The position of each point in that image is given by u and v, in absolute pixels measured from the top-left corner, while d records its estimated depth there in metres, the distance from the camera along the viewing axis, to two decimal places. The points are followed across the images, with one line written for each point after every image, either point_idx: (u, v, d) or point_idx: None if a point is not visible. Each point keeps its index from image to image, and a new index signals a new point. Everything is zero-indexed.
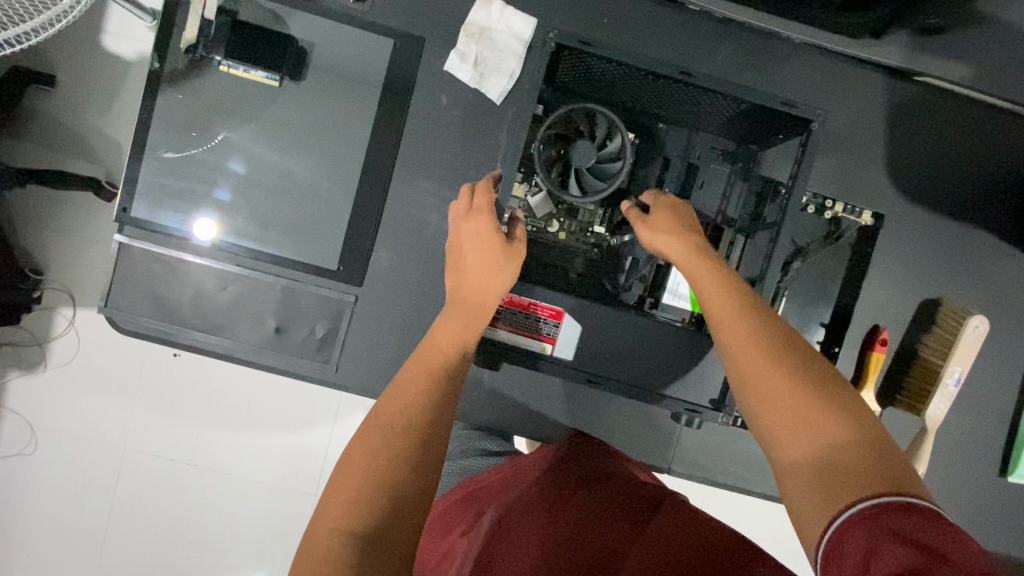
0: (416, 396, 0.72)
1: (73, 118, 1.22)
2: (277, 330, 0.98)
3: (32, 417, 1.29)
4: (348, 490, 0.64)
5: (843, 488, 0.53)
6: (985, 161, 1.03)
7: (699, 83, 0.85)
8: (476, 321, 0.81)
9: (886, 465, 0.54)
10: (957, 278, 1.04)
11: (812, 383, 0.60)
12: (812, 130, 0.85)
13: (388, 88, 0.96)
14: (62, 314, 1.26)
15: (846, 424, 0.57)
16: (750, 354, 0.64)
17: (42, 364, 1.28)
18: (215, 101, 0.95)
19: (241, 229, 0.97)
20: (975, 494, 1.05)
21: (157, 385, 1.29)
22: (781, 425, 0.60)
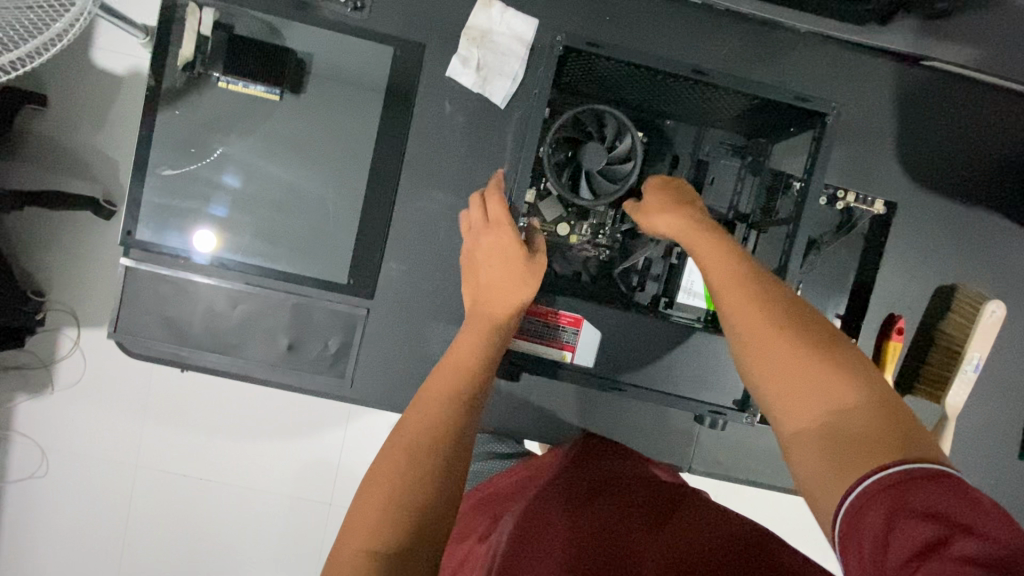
0: (438, 410, 0.71)
1: (70, 137, 1.20)
2: (290, 347, 0.97)
3: (44, 440, 1.28)
4: (370, 511, 0.63)
5: (858, 462, 0.47)
6: (997, 145, 1.02)
7: (712, 81, 0.83)
8: (494, 330, 0.80)
9: (906, 434, 0.48)
10: (972, 263, 1.04)
11: (818, 343, 0.54)
12: (827, 124, 0.84)
13: (390, 97, 0.95)
14: (68, 334, 1.25)
15: (861, 389, 0.51)
16: (748, 314, 0.58)
17: (51, 386, 1.27)
18: (215, 119, 0.93)
19: (248, 246, 0.95)
20: (997, 479, 1.05)
21: (168, 404, 1.28)
22: (785, 393, 0.53)
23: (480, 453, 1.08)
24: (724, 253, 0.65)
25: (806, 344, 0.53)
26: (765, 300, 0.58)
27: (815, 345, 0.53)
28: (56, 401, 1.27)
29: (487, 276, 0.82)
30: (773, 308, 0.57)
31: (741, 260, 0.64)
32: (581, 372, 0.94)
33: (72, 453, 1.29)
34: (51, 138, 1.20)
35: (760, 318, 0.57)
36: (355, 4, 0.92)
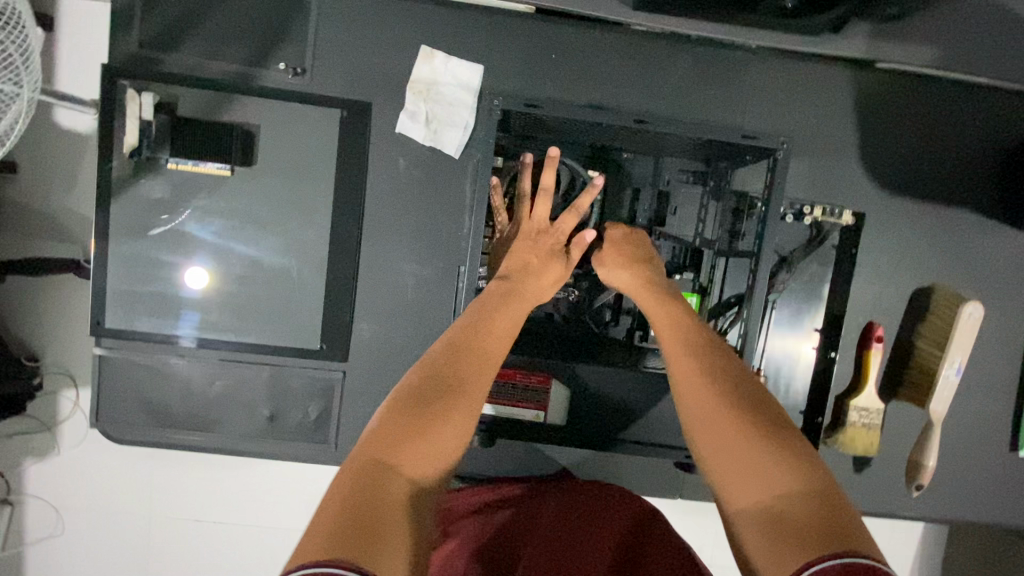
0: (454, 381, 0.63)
1: (35, 201, 1.09)
2: (271, 417, 0.98)
3: (55, 499, 1.18)
4: (375, 447, 0.56)
5: (794, 546, 0.49)
6: (965, 139, 1.00)
7: (655, 130, 0.85)
8: (510, 311, 0.74)
9: (841, 522, 0.50)
10: (948, 262, 1.02)
11: (759, 427, 0.58)
12: (778, 157, 0.85)
13: (342, 159, 0.94)
14: (68, 396, 1.14)
15: (800, 475, 0.54)
16: (696, 396, 0.62)
17: (56, 450, 1.16)
18: (170, 199, 0.93)
19: (218, 322, 0.95)
20: (987, 475, 1.05)
21: (173, 468, 1.18)
22: (729, 475, 0.57)
23: None
24: (676, 329, 0.71)
25: (747, 427, 0.58)
26: (712, 380, 0.63)
27: (756, 429, 0.58)
28: (64, 463, 1.17)
29: (514, 263, 0.81)
30: (720, 389, 0.62)
31: (693, 334, 0.69)
32: (554, 431, 0.93)
33: (86, 513, 1.19)
34: (14, 205, 1.09)
35: (707, 398, 0.62)
36: (297, 69, 0.92)
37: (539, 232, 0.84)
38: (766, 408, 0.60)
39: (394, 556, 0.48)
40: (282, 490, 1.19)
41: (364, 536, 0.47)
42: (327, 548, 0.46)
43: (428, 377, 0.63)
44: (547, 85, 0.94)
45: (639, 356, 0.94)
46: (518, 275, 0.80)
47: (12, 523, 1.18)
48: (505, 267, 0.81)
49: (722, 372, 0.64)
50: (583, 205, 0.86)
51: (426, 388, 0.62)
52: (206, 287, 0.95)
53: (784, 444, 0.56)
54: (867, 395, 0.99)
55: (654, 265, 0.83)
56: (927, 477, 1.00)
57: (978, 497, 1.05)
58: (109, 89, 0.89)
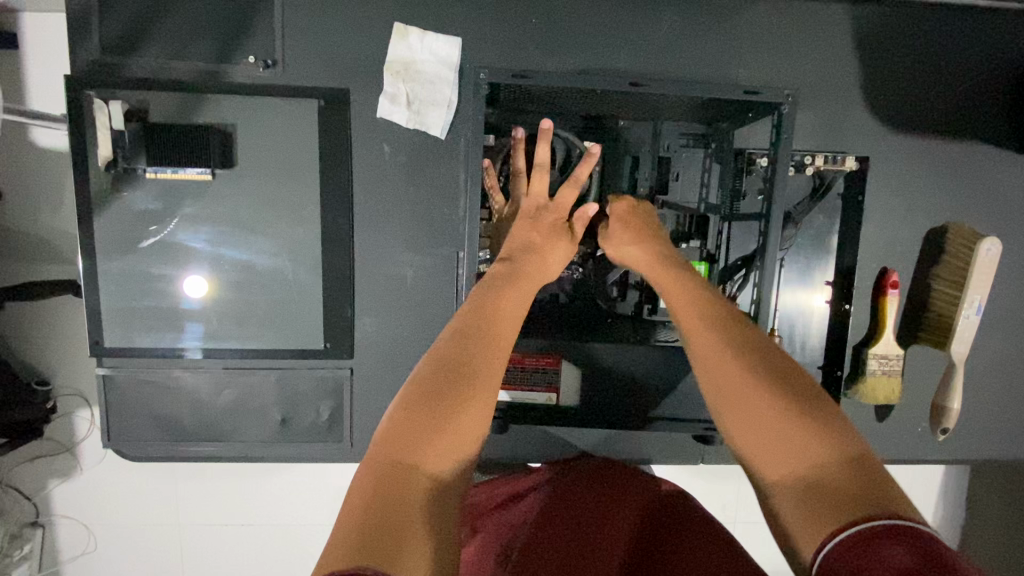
0: (469, 367, 0.61)
1: (20, 223, 1.06)
2: (283, 421, 0.96)
3: (84, 517, 1.18)
4: (389, 446, 0.54)
5: (832, 512, 0.47)
6: (972, 68, 0.95)
7: (652, 91, 0.80)
8: (520, 293, 0.72)
9: (876, 487, 0.48)
10: (961, 199, 0.99)
11: (787, 392, 0.56)
12: (783, 112, 0.81)
13: (324, 151, 0.90)
14: (82, 415, 1.13)
15: (833, 441, 0.52)
16: (719, 362, 0.60)
17: (79, 468, 1.16)
18: (153, 210, 0.90)
19: (218, 332, 0.93)
20: (1011, 412, 1.03)
21: (196, 475, 1.18)
22: (759, 441, 0.55)
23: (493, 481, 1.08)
24: (692, 294, 0.68)
25: (775, 393, 0.56)
26: (733, 347, 0.61)
27: (784, 395, 0.56)
28: (87, 481, 1.17)
29: (517, 241, 0.79)
30: (742, 354, 0.60)
31: (710, 300, 0.67)
32: (568, 412, 0.92)
33: (113, 529, 1.19)
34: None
35: (731, 364, 0.59)
36: (267, 62, 0.88)
37: (539, 209, 0.81)
38: (792, 374, 0.58)
39: (422, 554, 0.47)
40: (304, 489, 1.20)
41: (389, 539, 0.46)
42: (352, 555, 0.44)
43: (442, 368, 0.61)
44: (531, 54, 0.90)
45: (649, 330, 0.92)
46: (519, 256, 0.76)
47: (45, 545, 1.19)
48: (506, 250, 0.78)
49: (744, 338, 0.62)
50: (583, 175, 0.82)
51: (441, 380, 0.59)
52: (208, 296, 0.93)
53: (813, 410, 0.54)
54: (885, 343, 0.97)
55: (662, 232, 0.81)
56: (954, 419, 0.99)
57: (1003, 436, 1.03)
58: (75, 101, 0.85)
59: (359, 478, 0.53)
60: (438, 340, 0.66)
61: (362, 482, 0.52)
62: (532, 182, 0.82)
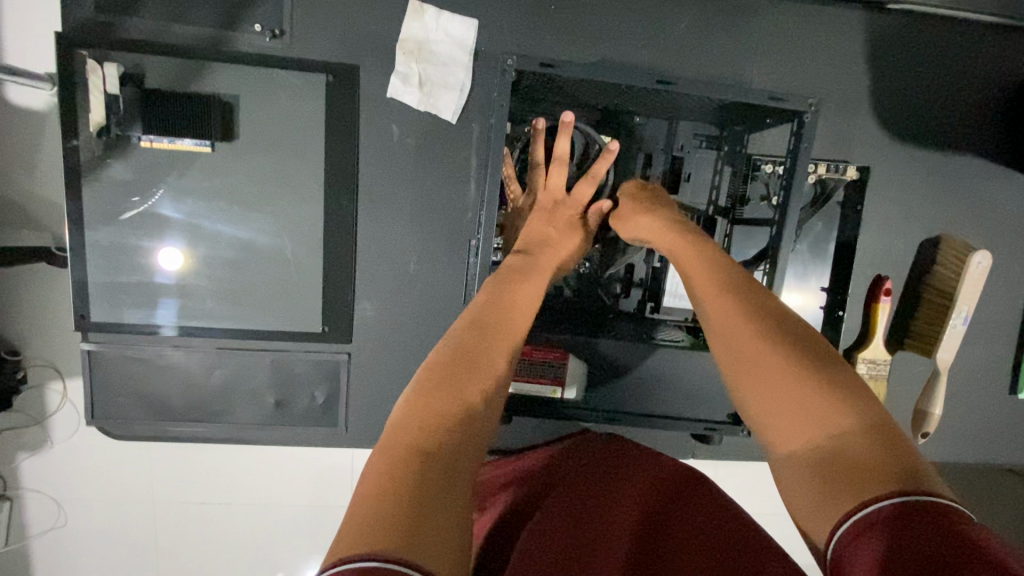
0: (487, 354, 0.61)
1: None
2: (276, 404, 0.94)
3: (60, 492, 1.15)
4: (405, 434, 0.52)
5: (851, 487, 0.46)
6: (975, 83, 0.97)
7: (681, 90, 0.80)
8: (535, 283, 0.72)
9: (903, 461, 0.46)
10: (956, 212, 1.01)
11: (810, 364, 0.54)
12: (804, 120, 0.82)
13: (330, 129, 0.87)
14: (55, 389, 1.10)
15: (853, 412, 0.50)
16: (735, 335, 0.59)
17: (49, 442, 1.12)
18: (147, 181, 0.86)
19: (211, 310, 0.91)
20: (987, 418, 1.07)
21: (179, 453, 1.15)
22: (775, 418, 0.54)
23: None
24: (709, 268, 0.67)
25: (794, 365, 0.55)
26: (750, 320, 0.60)
27: (803, 367, 0.54)
28: (61, 456, 1.13)
29: (536, 228, 0.79)
30: (758, 326, 0.59)
31: (727, 273, 0.66)
32: (569, 407, 0.91)
33: (90, 504, 1.16)
34: None
35: (747, 339, 0.58)
36: (274, 32, 0.85)
37: (556, 203, 0.82)
38: (814, 343, 0.57)
39: (438, 538, 0.45)
40: (290, 471, 1.18)
41: (400, 526, 0.44)
42: (363, 541, 0.43)
43: (455, 356, 0.60)
44: (548, 41, 0.88)
45: (650, 329, 0.93)
46: (535, 249, 0.76)
47: (18, 520, 1.15)
48: (520, 242, 0.78)
49: (762, 311, 0.61)
50: (600, 171, 0.83)
51: (457, 366, 0.59)
52: (180, 269, 0.89)
53: (835, 381, 0.53)
54: (875, 348, 0.99)
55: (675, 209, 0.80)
56: (934, 424, 1.02)
57: (977, 440, 1.08)
58: (64, 60, 0.80)
59: (372, 464, 0.51)
60: (451, 327, 0.65)
61: (373, 468, 0.51)
62: (551, 174, 0.82)
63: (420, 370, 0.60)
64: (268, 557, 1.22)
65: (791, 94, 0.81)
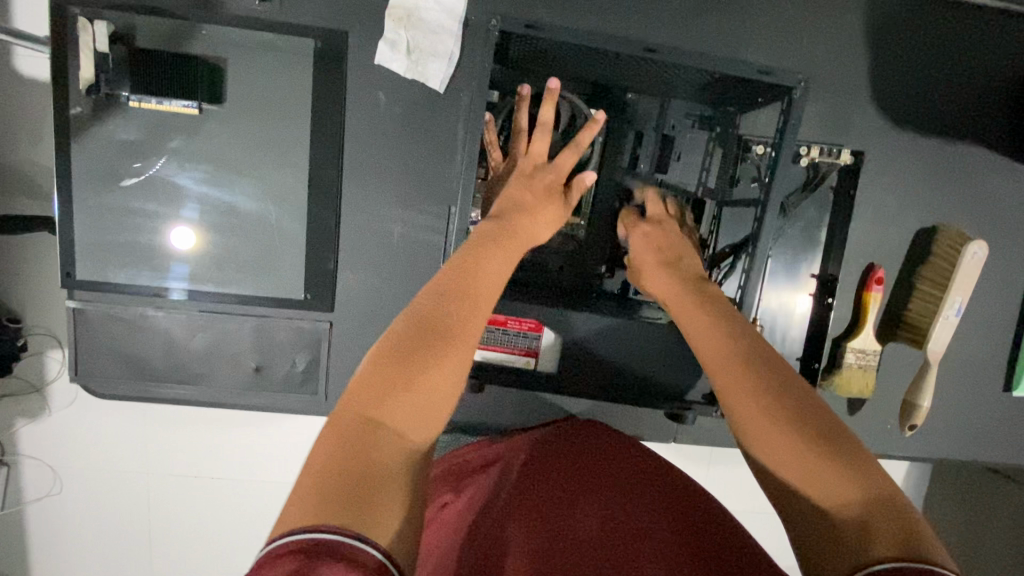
0: (454, 335, 0.59)
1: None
2: (257, 369, 0.95)
3: (48, 453, 1.16)
4: (361, 406, 0.51)
5: (850, 548, 0.45)
6: (977, 70, 0.95)
7: (666, 58, 0.79)
8: (508, 265, 0.71)
9: (908, 529, 0.45)
10: (954, 201, 0.99)
11: (812, 420, 0.53)
12: (793, 96, 0.81)
13: (318, 95, 0.87)
14: (55, 356, 1.11)
15: (859, 475, 0.49)
16: (736, 377, 0.59)
17: (46, 410, 1.14)
18: (137, 139, 0.86)
19: (195, 272, 0.91)
20: (979, 415, 1.05)
21: (164, 418, 1.16)
22: (781, 465, 0.52)
23: None
24: (717, 315, 0.68)
25: (796, 420, 0.53)
26: (755, 369, 0.59)
27: (809, 425, 0.53)
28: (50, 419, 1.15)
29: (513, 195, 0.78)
30: (761, 375, 0.58)
31: (735, 322, 0.66)
32: (544, 377, 0.91)
33: (76, 467, 1.17)
34: None
35: (750, 385, 0.57)
36: None
37: (536, 168, 0.81)
38: (816, 400, 0.56)
39: (392, 516, 0.44)
40: (275, 443, 1.19)
41: (362, 504, 0.44)
42: (311, 510, 0.42)
43: (416, 327, 0.58)
44: (539, 12, 0.87)
45: (633, 308, 0.93)
46: (510, 215, 0.75)
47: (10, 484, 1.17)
48: (496, 208, 0.77)
49: (766, 362, 0.59)
50: (584, 140, 0.82)
51: (416, 341, 0.57)
52: (192, 249, 0.90)
53: (842, 446, 0.51)
54: (865, 337, 0.98)
55: (685, 250, 0.81)
56: (921, 417, 0.99)
57: (968, 437, 1.06)
58: (55, 16, 0.81)
59: (323, 444, 0.49)
60: (414, 302, 0.63)
61: (326, 456, 0.47)
62: (533, 142, 0.81)
63: (381, 342, 0.58)
64: (250, 526, 1.23)
65: (783, 69, 0.80)
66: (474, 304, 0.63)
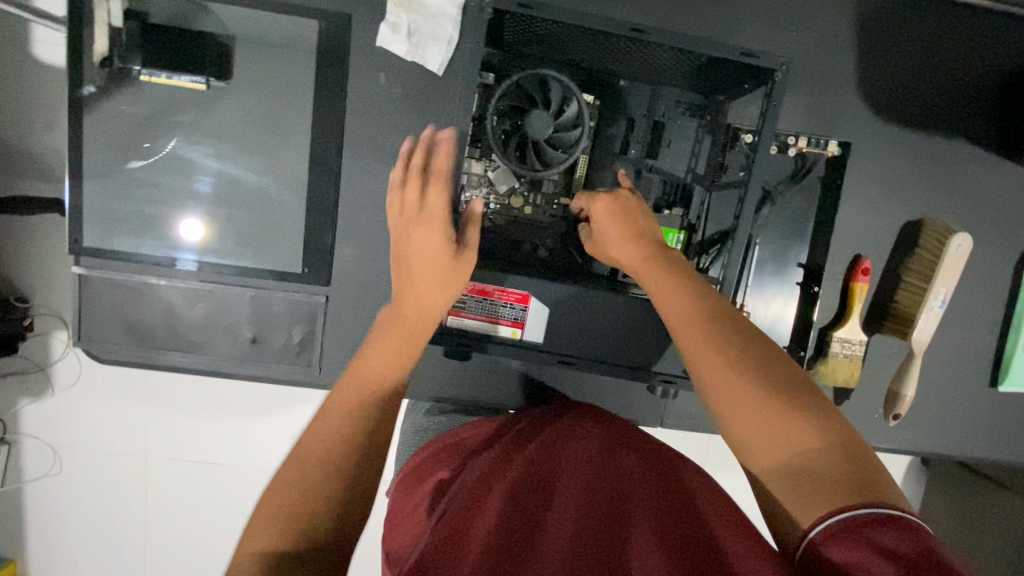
0: (348, 416, 0.69)
1: (15, 126, 1.06)
2: (254, 340, 0.98)
3: (46, 423, 1.19)
4: (275, 499, 0.61)
5: (821, 497, 0.52)
6: (963, 66, 0.97)
7: (655, 39, 0.79)
8: (407, 339, 0.79)
9: (865, 474, 0.53)
10: (941, 195, 1.01)
11: (776, 388, 0.60)
12: (776, 80, 0.81)
13: (321, 74, 0.90)
14: (59, 338, 1.14)
15: (819, 430, 0.57)
16: (706, 355, 0.64)
17: (49, 390, 1.17)
18: (146, 113, 0.90)
19: (196, 243, 0.94)
20: (965, 408, 1.06)
21: (159, 392, 1.18)
22: (751, 432, 0.59)
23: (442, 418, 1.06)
24: (686, 291, 0.72)
25: (762, 390, 0.60)
26: (722, 346, 0.64)
27: (774, 393, 0.60)
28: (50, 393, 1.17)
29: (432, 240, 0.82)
30: (727, 351, 0.64)
31: (702, 298, 0.70)
32: (531, 349, 0.94)
33: (73, 438, 1.20)
34: None
35: (720, 363, 0.63)
36: None
37: (420, 212, 0.83)
38: (777, 365, 0.63)
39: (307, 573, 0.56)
40: (269, 419, 1.21)
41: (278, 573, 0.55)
42: None
43: (321, 425, 0.68)
44: None
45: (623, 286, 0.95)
46: (417, 276, 0.82)
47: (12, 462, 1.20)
48: (417, 258, 0.82)
49: (730, 337, 0.65)
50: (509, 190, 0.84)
51: (322, 438, 0.67)
52: (201, 240, 0.94)
53: (803, 407, 0.58)
54: (851, 327, 0.99)
55: (645, 217, 0.83)
56: (905, 407, 1.00)
57: (953, 430, 1.07)
58: None
59: (247, 534, 0.59)
60: (325, 406, 0.72)
61: (248, 550, 0.58)
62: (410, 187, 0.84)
63: (292, 450, 0.67)
64: (243, 501, 1.25)
65: (768, 52, 0.81)
66: (368, 378, 0.74)
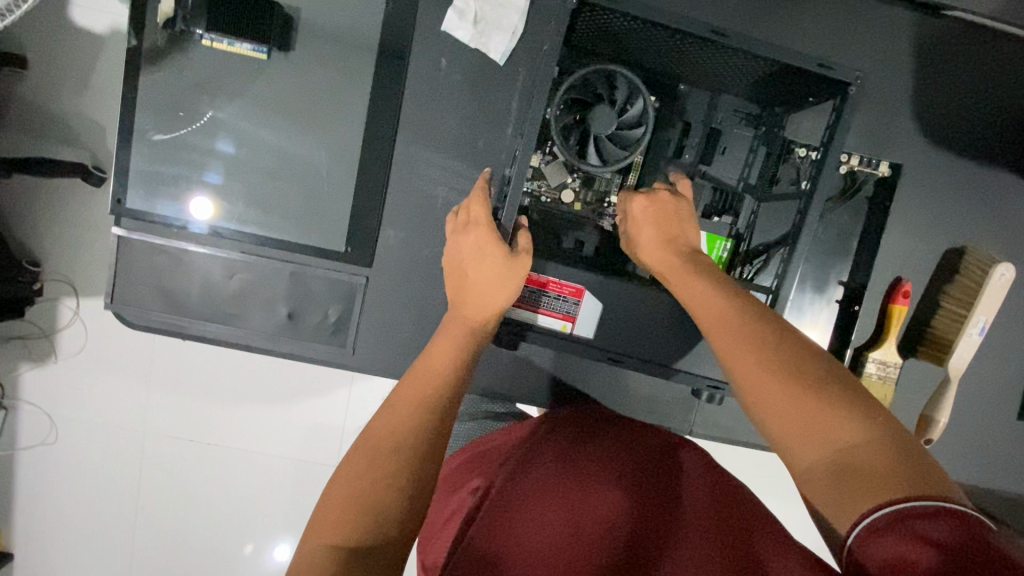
0: (414, 412, 0.63)
1: (59, 84, 1.04)
2: (290, 317, 0.96)
3: (61, 387, 1.16)
4: (343, 490, 0.57)
5: (867, 491, 0.50)
6: (1014, 100, 0.98)
7: (731, 43, 0.79)
8: (470, 339, 0.73)
9: (915, 467, 0.50)
10: (984, 225, 1.01)
11: (813, 382, 0.57)
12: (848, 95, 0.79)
13: (383, 54, 0.90)
14: (67, 305, 1.12)
15: (862, 423, 0.54)
16: (736, 351, 0.62)
17: (53, 356, 1.14)
18: (202, 78, 0.89)
19: (239, 213, 0.93)
20: (992, 439, 1.06)
21: (180, 364, 1.16)
22: (789, 429, 0.57)
23: (471, 411, 1.04)
24: (718, 287, 0.70)
25: (799, 385, 0.57)
26: (752, 342, 0.62)
27: (808, 386, 0.57)
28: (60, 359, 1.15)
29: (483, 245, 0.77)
30: (759, 345, 0.61)
31: (732, 293, 0.68)
32: (581, 343, 0.93)
33: (86, 405, 1.17)
34: (33, 91, 1.05)
35: (751, 360, 0.61)
36: None
37: (467, 223, 0.79)
38: (812, 357, 0.60)
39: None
40: (288, 400, 1.19)
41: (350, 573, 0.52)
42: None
43: (389, 411, 0.63)
44: None
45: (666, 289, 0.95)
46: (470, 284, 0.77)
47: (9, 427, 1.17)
48: (469, 266, 0.78)
49: (762, 331, 0.63)
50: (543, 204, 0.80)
51: (389, 425, 0.62)
52: (208, 219, 0.92)
53: (843, 399, 0.55)
54: (888, 349, 0.98)
55: (682, 217, 0.81)
56: (938, 432, 1.00)
57: (978, 459, 1.07)
58: None
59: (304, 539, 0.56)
60: (392, 392, 0.67)
61: (316, 540, 0.55)
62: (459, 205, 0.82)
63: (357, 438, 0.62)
64: (253, 482, 1.22)
65: (842, 66, 0.80)
66: (433, 368, 0.68)
